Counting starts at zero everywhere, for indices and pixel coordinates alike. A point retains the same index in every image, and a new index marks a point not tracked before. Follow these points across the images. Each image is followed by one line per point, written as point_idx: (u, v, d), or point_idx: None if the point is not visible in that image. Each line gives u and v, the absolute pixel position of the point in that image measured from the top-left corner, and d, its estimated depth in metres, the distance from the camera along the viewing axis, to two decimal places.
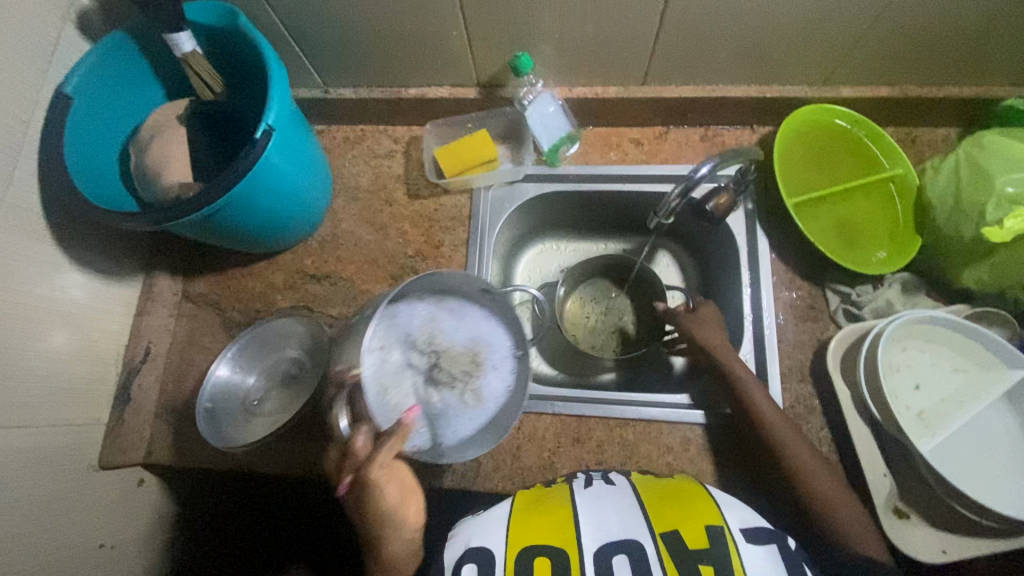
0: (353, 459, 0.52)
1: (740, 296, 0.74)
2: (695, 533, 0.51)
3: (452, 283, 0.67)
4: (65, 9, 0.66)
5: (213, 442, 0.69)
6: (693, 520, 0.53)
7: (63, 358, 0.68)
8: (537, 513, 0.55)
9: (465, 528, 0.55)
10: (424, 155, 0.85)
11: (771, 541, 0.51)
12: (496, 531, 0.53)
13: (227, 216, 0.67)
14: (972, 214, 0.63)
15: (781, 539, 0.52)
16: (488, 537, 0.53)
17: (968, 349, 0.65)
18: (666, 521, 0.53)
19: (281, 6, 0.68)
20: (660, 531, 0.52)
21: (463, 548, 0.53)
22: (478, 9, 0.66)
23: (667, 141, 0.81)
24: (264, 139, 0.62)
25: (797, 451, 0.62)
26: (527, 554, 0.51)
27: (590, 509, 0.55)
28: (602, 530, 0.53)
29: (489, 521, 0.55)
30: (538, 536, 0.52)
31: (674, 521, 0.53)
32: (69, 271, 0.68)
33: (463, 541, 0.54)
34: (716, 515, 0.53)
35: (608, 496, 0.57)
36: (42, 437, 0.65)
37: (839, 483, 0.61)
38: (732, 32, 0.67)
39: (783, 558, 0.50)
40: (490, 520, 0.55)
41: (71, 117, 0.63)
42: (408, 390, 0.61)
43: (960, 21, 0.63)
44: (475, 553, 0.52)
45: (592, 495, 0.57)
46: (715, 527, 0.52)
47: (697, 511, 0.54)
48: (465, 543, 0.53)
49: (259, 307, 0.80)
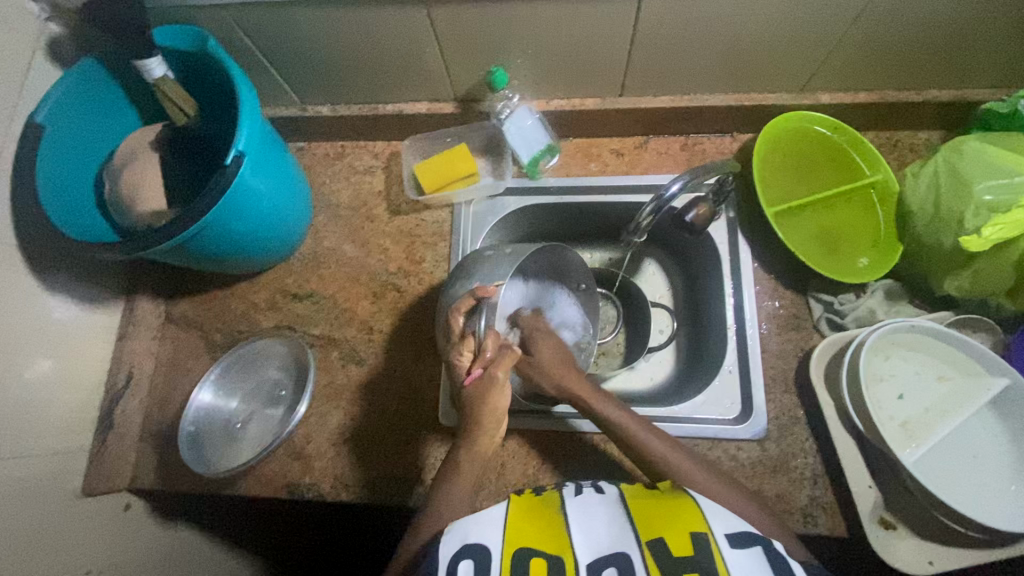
0: (483, 355, 0.63)
1: (723, 305, 0.74)
2: (681, 541, 0.48)
3: (560, 264, 0.78)
4: (35, 38, 0.65)
5: (198, 469, 0.70)
6: (678, 527, 0.50)
7: (43, 386, 0.67)
8: (532, 519, 0.54)
9: (460, 522, 0.53)
10: (404, 170, 0.85)
11: (756, 544, 0.49)
12: (493, 528, 0.52)
13: (204, 242, 0.66)
14: (951, 223, 0.62)
15: (765, 540, 0.50)
16: (486, 533, 0.51)
17: (949, 356, 0.65)
18: (652, 528, 0.50)
19: (252, 27, 0.68)
20: (646, 538, 0.49)
21: (460, 543, 0.50)
22: (450, 27, 0.66)
23: (647, 151, 0.80)
24: (235, 164, 0.63)
25: None
26: (522, 554, 0.49)
27: (581, 519, 0.53)
28: (595, 539, 0.51)
29: (487, 517, 0.53)
30: (534, 539, 0.51)
31: (659, 528, 0.50)
32: (47, 298, 0.68)
33: (458, 535, 0.51)
34: (701, 522, 0.50)
35: (599, 505, 0.55)
36: (23, 467, 0.65)
37: (756, 497, 0.60)
38: (705, 41, 0.66)
39: (769, 560, 0.47)
40: (484, 518, 0.52)
41: (44, 146, 0.62)
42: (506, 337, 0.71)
43: (934, 27, 0.63)
44: (472, 547, 0.50)
45: (583, 503, 0.56)
46: (699, 535, 0.49)
47: (681, 518, 0.51)
48: (462, 537, 0.51)
49: (241, 328, 0.80)
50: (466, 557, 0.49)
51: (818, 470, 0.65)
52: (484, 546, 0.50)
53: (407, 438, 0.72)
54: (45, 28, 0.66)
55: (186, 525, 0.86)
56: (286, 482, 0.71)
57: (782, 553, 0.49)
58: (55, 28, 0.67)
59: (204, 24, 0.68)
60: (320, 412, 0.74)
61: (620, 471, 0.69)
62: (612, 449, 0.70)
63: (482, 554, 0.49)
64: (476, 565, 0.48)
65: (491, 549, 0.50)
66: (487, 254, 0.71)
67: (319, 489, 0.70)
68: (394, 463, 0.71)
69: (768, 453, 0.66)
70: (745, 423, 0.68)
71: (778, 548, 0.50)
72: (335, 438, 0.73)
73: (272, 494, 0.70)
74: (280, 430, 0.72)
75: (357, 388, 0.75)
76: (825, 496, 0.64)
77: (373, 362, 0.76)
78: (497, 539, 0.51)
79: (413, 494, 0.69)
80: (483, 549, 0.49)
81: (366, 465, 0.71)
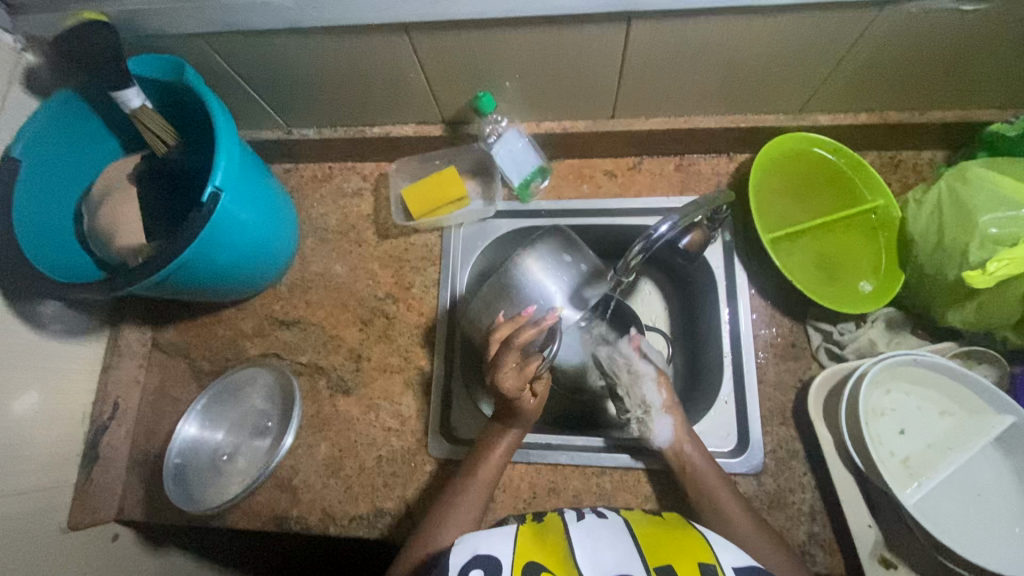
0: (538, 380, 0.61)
1: (719, 332, 0.72)
2: (687, 565, 0.48)
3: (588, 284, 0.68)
4: (9, 70, 0.64)
5: (184, 507, 0.69)
6: (686, 557, 0.49)
7: (26, 422, 0.67)
8: (540, 541, 0.52)
9: (470, 536, 0.51)
10: (392, 193, 0.83)
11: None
12: (504, 540, 0.51)
13: (183, 277, 0.64)
14: (955, 253, 0.60)
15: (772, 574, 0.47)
16: (497, 545, 0.50)
17: (954, 392, 0.63)
18: (658, 556, 0.49)
19: (232, 56, 0.66)
20: (654, 563, 0.48)
21: (470, 552, 0.49)
22: (434, 53, 0.64)
23: (640, 172, 0.78)
24: (212, 201, 0.60)
25: (726, 506, 0.60)
26: (531, 567, 0.48)
27: (585, 540, 0.52)
28: (602, 557, 0.49)
29: (497, 532, 0.52)
30: (543, 555, 0.50)
31: (666, 556, 0.49)
32: (27, 333, 0.67)
33: (469, 546, 0.50)
34: (708, 553, 0.49)
35: (603, 530, 0.54)
36: (8, 506, 0.64)
37: (752, 530, 0.58)
38: (697, 65, 0.64)
39: None
40: (495, 532, 0.51)
41: (21, 181, 0.61)
42: (641, 375, 0.69)
43: (936, 51, 0.60)
44: (484, 558, 0.48)
45: (587, 528, 0.54)
46: (706, 564, 0.48)
47: (689, 549, 0.50)
48: (472, 547, 0.50)
49: (228, 356, 0.79)
50: (476, 565, 0.48)
51: (816, 506, 0.63)
52: (494, 557, 0.48)
53: (397, 470, 0.70)
54: (20, 58, 0.66)
55: (181, 554, 0.85)
56: (274, 515, 0.69)
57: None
58: (30, 57, 0.66)
59: (181, 52, 0.67)
60: (308, 442, 0.73)
61: (615, 503, 0.67)
62: (607, 484, 0.68)
63: (493, 564, 0.48)
64: (487, 573, 0.47)
65: (502, 559, 0.48)
66: (547, 262, 0.67)
67: (307, 522, 0.69)
68: (382, 497, 0.69)
69: (765, 487, 0.64)
70: (741, 456, 0.66)
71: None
72: (323, 469, 0.71)
73: (258, 528, 0.69)
74: (267, 462, 0.71)
75: (345, 418, 0.74)
76: (823, 533, 0.62)
77: (361, 391, 0.75)
78: (508, 551, 0.49)
79: (402, 528, 0.67)
80: (493, 558, 0.48)
81: (354, 498, 0.69)
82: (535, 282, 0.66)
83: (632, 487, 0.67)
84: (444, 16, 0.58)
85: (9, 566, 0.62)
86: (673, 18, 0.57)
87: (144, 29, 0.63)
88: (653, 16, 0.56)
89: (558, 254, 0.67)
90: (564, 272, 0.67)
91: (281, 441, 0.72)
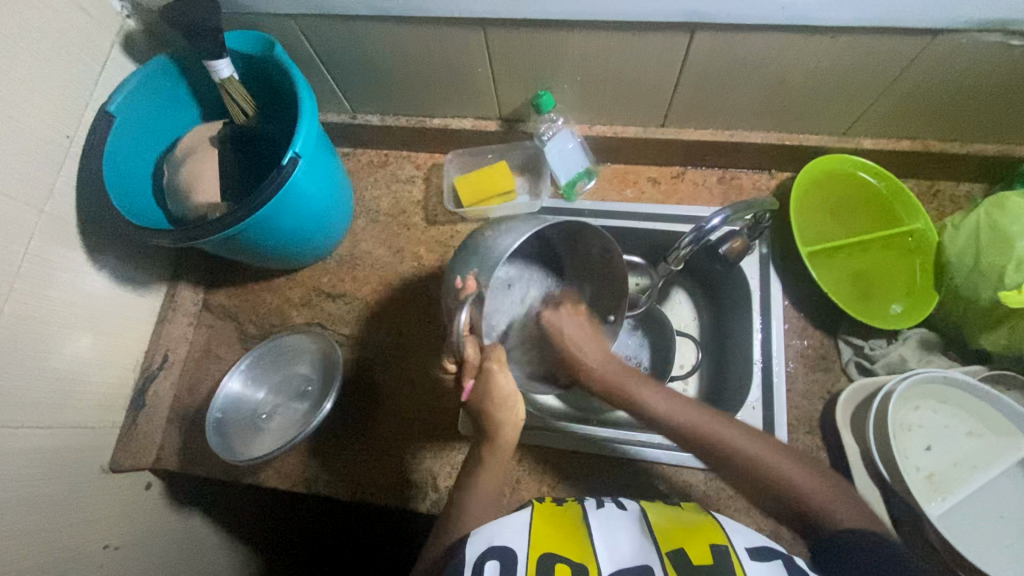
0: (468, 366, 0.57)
1: (751, 339, 0.73)
2: (700, 549, 0.49)
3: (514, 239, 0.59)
4: (114, 33, 0.70)
5: (222, 456, 0.71)
6: (698, 538, 0.50)
7: (85, 361, 0.70)
8: (554, 525, 0.53)
9: (488, 526, 0.52)
10: (444, 182, 0.87)
11: (776, 560, 0.49)
12: (519, 531, 0.51)
13: (249, 235, 0.68)
14: (991, 275, 0.63)
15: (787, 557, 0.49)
16: (511, 536, 0.51)
17: (982, 413, 0.64)
18: (672, 539, 0.50)
19: (317, 38, 0.72)
20: (666, 548, 0.49)
21: (486, 544, 0.50)
22: (504, 49, 0.68)
23: (684, 181, 0.81)
24: (291, 165, 0.64)
25: None
26: (547, 560, 0.48)
27: (604, 530, 0.53)
28: (617, 548, 0.50)
29: (512, 522, 0.52)
30: (559, 543, 0.50)
31: (679, 539, 0.50)
32: (99, 279, 0.72)
33: (485, 537, 0.51)
34: (721, 536, 0.51)
35: (621, 519, 0.55)
36: (60, 438, 0.67)
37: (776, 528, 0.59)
38: (752, 81, 0.67)
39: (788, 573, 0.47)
40: (510, 522, 0.52)
41: (112, 133, 0.66)
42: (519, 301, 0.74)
43: (981, 85, 0.63)
44: (498, 550, 0.49)
45: (605, 516, 0.55)
46: (719, 546, 0.49)
47: (701, 531, 0.52)
48: (488, 539, 0.51)
49: (274, 321, 0.82)
50: (492, 556, 0.49)
51: None
52: (510, 550, 0.49)
53: (426, 443, 0.72)
54: (123, 24, 0.71)
55: (201, 515, 0.87)
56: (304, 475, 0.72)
57: (802, 565, 0.49)
58: (131, 23, 0.72)
59: (272, 31, 0.72)
60: (344, 408, 0.76)
61: (637, 494, 0.68)
62: (633, 477, 0.69)
63: (509, 557, 0.48)
64: (503, 566, 0.48)
65: (517, 551, 0.49)
66: (493, 229, 0.61)
67: (335, 486, 0.71)
68: (410, 468, 0.71)
69: None
70: None
71: (798, 561, 0.50)
72: (355, 436, 0.74)
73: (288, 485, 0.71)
74: (303, 423, 0.73)
75: (381, 391, 0.76)
76: None
77: (399, 365, 0.78)
78: (522, 542, 0.50)
79: (426, 498, 0.69)
80: (509, 551, 0.49)
81: (383, 466, 0.71)
82: (480, 248, 0.60)
83: (652, 479, 0.69)
84: (523, 15, 0.62)
85: (51, 495, 0.65)
86: (737, 32, 0.60)
87: (243, 7, 0.69)
88: (719, 30, 0.60)
89: (488, 228, 0.62)
90: (494, 238, 0.60)
91: (319, 406, 0.75)
